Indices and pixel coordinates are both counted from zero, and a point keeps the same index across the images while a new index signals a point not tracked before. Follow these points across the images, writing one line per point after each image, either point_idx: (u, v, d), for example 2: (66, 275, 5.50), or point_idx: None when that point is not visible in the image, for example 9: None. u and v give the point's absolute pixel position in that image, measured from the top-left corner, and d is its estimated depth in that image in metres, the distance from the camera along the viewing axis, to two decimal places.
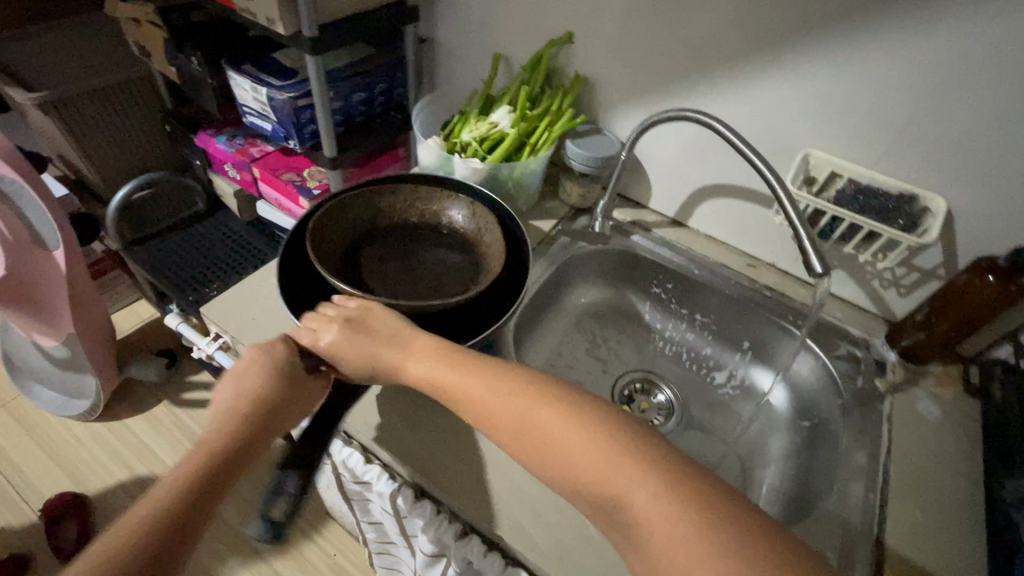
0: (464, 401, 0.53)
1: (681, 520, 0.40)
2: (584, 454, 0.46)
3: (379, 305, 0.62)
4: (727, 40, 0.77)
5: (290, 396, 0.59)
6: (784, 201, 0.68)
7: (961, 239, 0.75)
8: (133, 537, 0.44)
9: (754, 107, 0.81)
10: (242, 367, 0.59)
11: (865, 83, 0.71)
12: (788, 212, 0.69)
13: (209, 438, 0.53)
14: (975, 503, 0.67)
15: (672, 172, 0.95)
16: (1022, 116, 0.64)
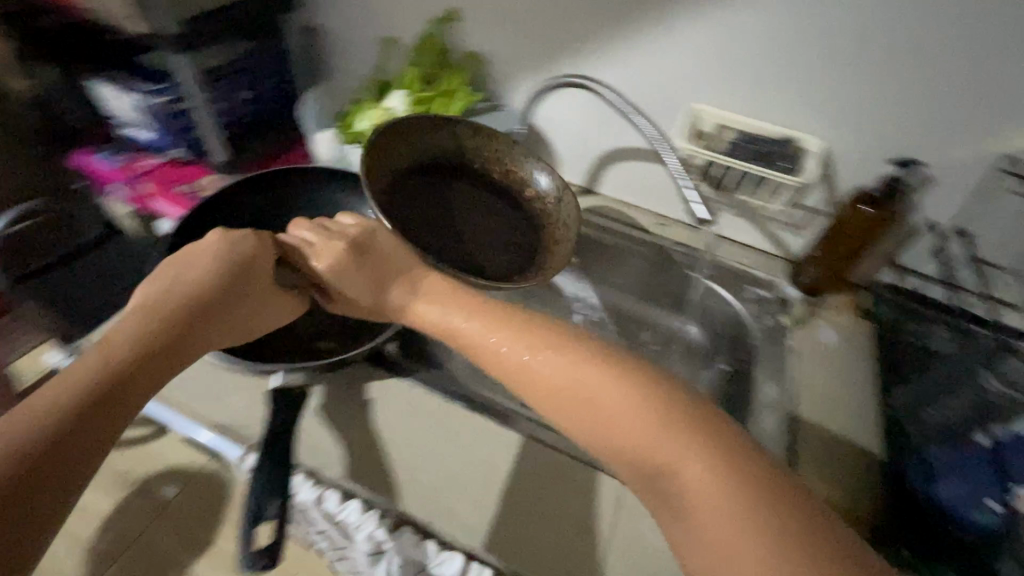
0: (481, 348, 0.49)
1: (732, 500, 0.35)
2: (615, 419, 0.41)
3: (388, 233, 0.59)
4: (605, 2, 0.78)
5: (233, 293, 0.53)
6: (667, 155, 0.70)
7: (839, 173, 0.79)
8: (29, 432, 0.37)
9: (641, 66, 0.83)
10: (194, 258, 0.53)
11: (733, 34, 0.74)
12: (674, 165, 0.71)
13: (132, 331, 0.45)
14: (873, 414, 0.72)
15: (575, 141, 0.96)
16: (870, 52, 0.68)
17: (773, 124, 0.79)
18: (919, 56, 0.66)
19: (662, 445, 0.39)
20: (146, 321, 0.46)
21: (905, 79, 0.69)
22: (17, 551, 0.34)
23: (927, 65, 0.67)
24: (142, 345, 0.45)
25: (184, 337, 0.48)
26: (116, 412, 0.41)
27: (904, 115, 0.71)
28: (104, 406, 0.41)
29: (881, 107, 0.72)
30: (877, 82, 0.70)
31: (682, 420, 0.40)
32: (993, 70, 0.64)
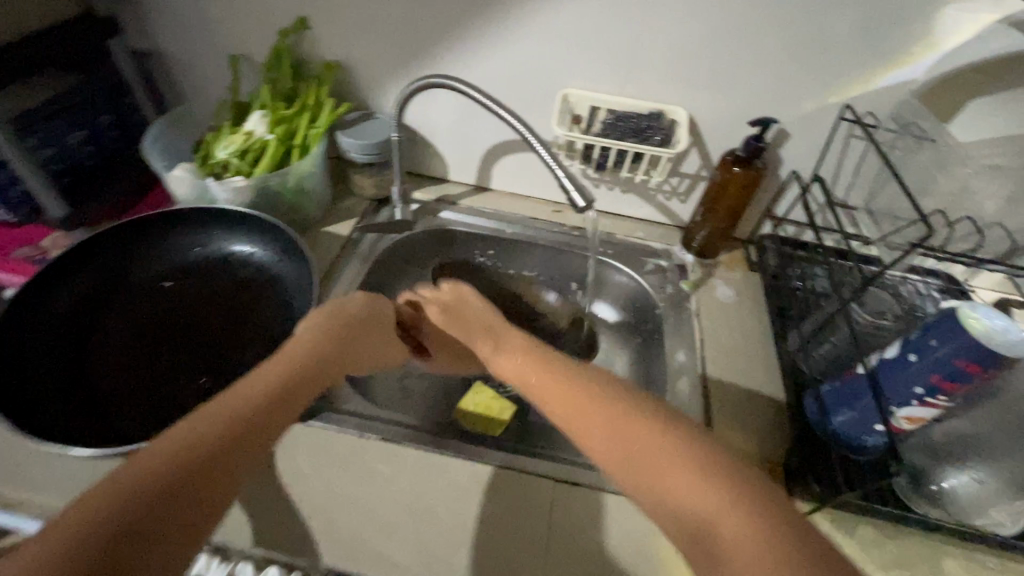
0: (541, 396, 0.52)
1: (753, 537, 0.35)
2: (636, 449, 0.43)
3: (471, 295, 0.74)
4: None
5: (350, 342, 0.59)
6: (538, 145, 0.69)
7: (708, 138, 0.83)
8: (210, 429, 0.39)
9: (506, 56, 0.81)
10: (342, 309, 0.62)
11: (589, 16, 0.75)
12: (545, 156, 0.70)
13: (293, 352, 0.52)
14: (772, 360, 0.77)
15: (458, 141, 0.94)
16: (715, 22, 0.72)
17: (642, 100, 0.81)
18: (756, 18, 0.70)
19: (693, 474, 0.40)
20: (296, 358, 0.51)
21: (748, 41, 0.72)
22: (195, 529, 0.35)
23: (764, 26, 0.70)
24: (283, 373, 0.48)
25: (315, 375, 0.51)
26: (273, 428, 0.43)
27: (753, 75, 0.75)
28: (264, 420, 0.43)
29: (733, 71, 0.75)
30: (725, 47, 0.73)
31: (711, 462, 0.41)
32: (819, 24, 0.68)
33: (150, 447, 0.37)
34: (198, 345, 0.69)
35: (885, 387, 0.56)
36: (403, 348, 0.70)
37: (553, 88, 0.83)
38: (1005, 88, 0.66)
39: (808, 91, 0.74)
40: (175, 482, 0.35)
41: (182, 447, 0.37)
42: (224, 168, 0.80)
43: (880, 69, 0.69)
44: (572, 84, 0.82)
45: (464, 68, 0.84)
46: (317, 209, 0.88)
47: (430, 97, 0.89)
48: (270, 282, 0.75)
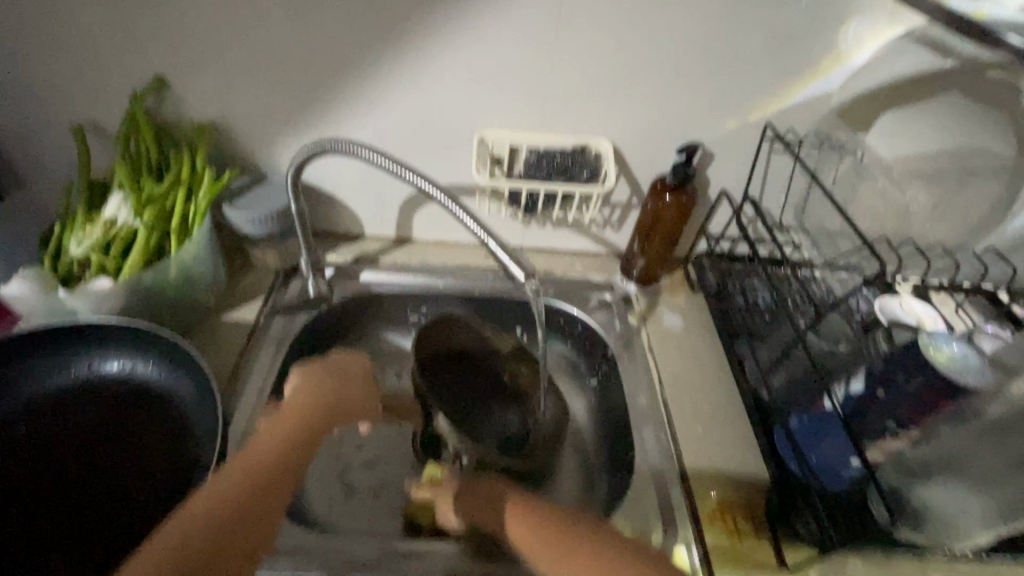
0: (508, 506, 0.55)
1: None
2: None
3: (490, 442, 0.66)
4: (348, 35, 0.68)
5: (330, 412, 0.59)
6: (453, 207, 0.60)
7: (635, 166, 0.79)
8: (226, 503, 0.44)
9: (412, 100, 0.73)
10: (330, 373, 0.64)
11: (494, 53, 0.69)
12: (462, 216, 0.61)
13: (287, 422, 0.55)
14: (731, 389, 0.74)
15: (369, 193, 0.84)
16: (625, 50, 0.68)
17: (563, 133, 0.76)
18: (669, 41, 0.67)
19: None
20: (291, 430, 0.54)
21: (664, 66, 0.69)
22: None
23: (675, 51, 0.68)
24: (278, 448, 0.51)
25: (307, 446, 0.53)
26: (280, 500, 0.47)
27: (673, 99, 0.72)
28: (272, 493, 0.46)
29: (652, 97, 0.72)
30: (642, 73, 0.70)
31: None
32: (730, 44, 0.66)
33: (184, 510, 0.42)
34: (81, 502, 0.56)
35: (854, 421, 0.55)
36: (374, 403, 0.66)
37: (467, 129, 0.76)
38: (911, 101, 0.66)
39: (727, 111, 0.72)
40: (200, 552, 0.40)
41: (212, 507, 0.43)
42: (84, 267, 0.67)
43: (793, 86, 0.69)
44: (488, 123, 0.76)
45: (365, 117, 0.75)
46: (210, 296, 0.74)
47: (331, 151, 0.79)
48: (165, 403, 0.63)
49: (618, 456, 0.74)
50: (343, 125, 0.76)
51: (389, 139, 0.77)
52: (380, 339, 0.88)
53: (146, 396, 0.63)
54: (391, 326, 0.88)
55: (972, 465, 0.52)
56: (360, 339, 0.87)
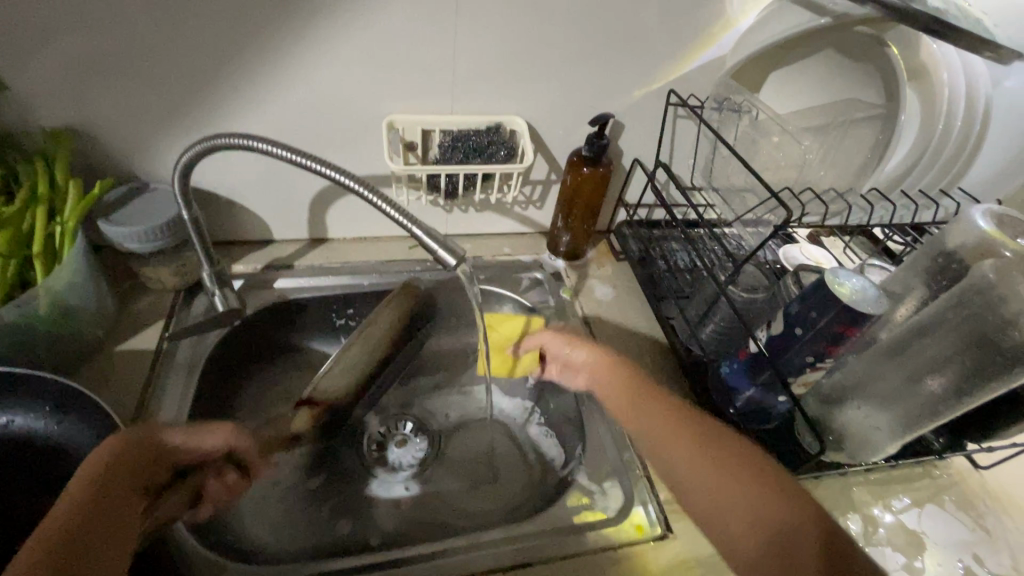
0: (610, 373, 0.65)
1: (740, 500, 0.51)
2: (702, 485, 0.53)
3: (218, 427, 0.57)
4: (222, 16, 0.60)
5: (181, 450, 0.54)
6: (370, 198, 0.56)
7: (550, 141, 0.79)
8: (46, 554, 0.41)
9: (308, 86, 0.68)
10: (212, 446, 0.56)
11: (392, 36, 0.65)
12: (382, 206, 0.56)
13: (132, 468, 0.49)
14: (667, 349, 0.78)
15: (275, 194, 0.78)
16: (529, 26, 0.67)
17: (475, 113, 0.74)
18: (571, 10, 0.67)
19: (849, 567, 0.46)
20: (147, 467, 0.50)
21: (569, 36, 0.69)
22: None
23: (576, 24, 0.68)
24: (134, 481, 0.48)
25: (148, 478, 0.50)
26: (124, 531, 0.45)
27: (580, 74, 0.73)
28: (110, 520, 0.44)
29: (560, 69, 0.72)
30: (548, 46, 0.69)
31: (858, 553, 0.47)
32: (630, 11, 0.67)
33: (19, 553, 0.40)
34: None
35: (778, 362, 0.59)
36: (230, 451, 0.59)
37: (373, 114, 0.72)
38: (794, 59, 0.72)
39: (633, 78, 0.74)
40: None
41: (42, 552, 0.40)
42: None
43: (691, 50, 0.71)
44: (395, 108, 0.72)
45: (258, 106, 0.68)
46: (98, 326, 0.65)
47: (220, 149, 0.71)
48: (51, 454, 0.54)
49: (568, 428, 0.75)
50: (232, 120, 0.69)
51: (288, 129, 0.71)
52: (306, 349, 0.82)
53: (29, 451, 0.54)
54: (317, 334, 0.82)
55: (878, 383, 0.58)
56: (286, 352, 0.81)
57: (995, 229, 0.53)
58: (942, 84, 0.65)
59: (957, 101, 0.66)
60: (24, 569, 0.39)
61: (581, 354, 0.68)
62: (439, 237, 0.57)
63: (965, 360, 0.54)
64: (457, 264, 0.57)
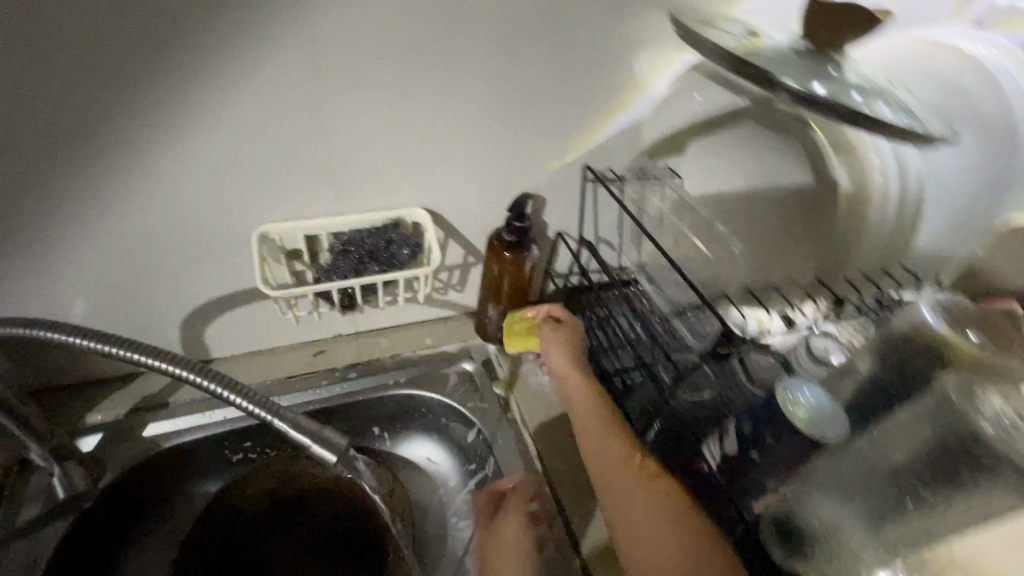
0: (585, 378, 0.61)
1: (657, 530, 0.46)
2: (634, 516, 0.48)
3: None
4: (25, 135, 0.49)
5: None
6: (197, 380, 0.52)
7: (461, 226, 0.70)
8: None
9: (155, 198, 0.57)
10: None
11: (248, 136, 0.55)
12: (213, 386, 0.53)
13: None
14: None
15: (135, 318, 0.65)
16: (417, 111, 0.58)
17: (368, 207, 0.64)
18: (460, 89, 0.58)
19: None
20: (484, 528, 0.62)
21: (465, 117, 0.60)
22: None
23: (470, 105, 0.60)
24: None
25: None
26: None
27: (484, 154, 0.64)
28: None
29: (459, 152, 0.63)
30: (441, 128, 0.60)
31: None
32: (528, 86, 0.60)
33: None
34: None
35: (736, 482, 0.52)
36: None
37: (244, 220, 0.61)
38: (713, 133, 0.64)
39: (544, 153, 0.66)
40: None
41: None
42: None
43: (600, 121, 0.64)
44: (269, 213, 0.61)
45: (94, 226, 0.57)
46: None
47: (55, 278, 0.59)
48: None
49: None
50: (63, 243, 0.57)
51: (140, 246, 0.60)
52: (190, 495, 0.68)
53: None
54: (206, 473, 0.68)
55: None
56: (167, 503, 0.66)
57: (951, 329, 0.48)
58: (871, 166, 0.58)
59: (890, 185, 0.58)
60: None
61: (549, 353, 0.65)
62: (311, 429, 0.53)
63: (924, 451, 0.45)
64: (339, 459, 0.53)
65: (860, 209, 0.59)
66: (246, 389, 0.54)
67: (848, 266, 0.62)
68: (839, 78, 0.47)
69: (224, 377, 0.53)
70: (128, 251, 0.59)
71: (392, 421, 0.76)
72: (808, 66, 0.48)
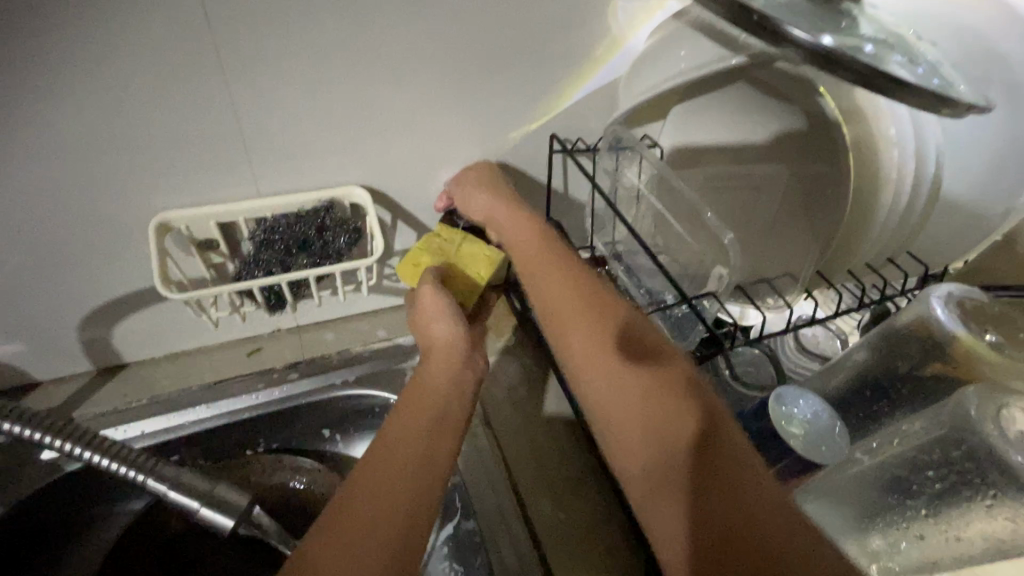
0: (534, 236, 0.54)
1: (630, 393, 0.42)
2: (604, 374, 0.44)
3: (343, 521, 0.37)
4: None
5: (347, 538, 0.37)
6: (62, 448, 0.44)
7: (411, 207, 0.61)
8: (368, 556, 0.36)
9: (14, 183, 0.45)
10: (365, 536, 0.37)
11: (127, 105, 0.44)
12: (81, 453, 0.45)
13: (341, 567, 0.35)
14: (579, 443, 0.61)
15: (18, 327, 0.55)
16: (342, 70, 0.48)
17: (295, 188, 0.54)
18: (394, 44, 0.48)
19: (748, 497, 0.35)
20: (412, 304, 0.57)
21: (406, 77, 0.50)
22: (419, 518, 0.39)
23: (407, 63, 0.49)
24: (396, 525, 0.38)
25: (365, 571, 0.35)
26: (369, 545, 0.37)
27: (429, 123, 0.54)
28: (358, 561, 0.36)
29: (398, 120, 0.53)
30: (377, 92, 0.50)
31: (764, 483, 0.36)
32: (480, 41, 0.50)
33: (331, 531, 0.37)
34: None
35: None
36: (382, 543, 0.37)
37: (136, 205, 0.50)
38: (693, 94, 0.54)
39: (501, 120, 0.56)
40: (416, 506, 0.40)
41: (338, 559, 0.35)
42: None
43: (570, 81, 0.55)
44: (171, 197, 0.51)
45: None
46: None
47: None
48: None
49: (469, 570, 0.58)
50: None
51: (7, 242, 0.49)
52: (113, 516, 0.59)
53: None
54: (129, 492, 0.59)
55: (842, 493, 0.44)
56: (82, 531, 0.58)
57: (967, 331, 0.42)
58: (888, 139, 0.49)
59: (906, 167, 0.50)
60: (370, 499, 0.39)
61: (478, 198, 0.55)
62: (203, 491, 0.49)
63: (935, 480, 0.40)
64: (238, 522, 0.49)
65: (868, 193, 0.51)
66: (121, 453, 0.47)
67: (851, 258, 0.55)
68: (852, 31, 0.39)
69: (85, 435, 0.46)
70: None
71: (345, 422, 0.66)
72: (816, 16, 0.39)
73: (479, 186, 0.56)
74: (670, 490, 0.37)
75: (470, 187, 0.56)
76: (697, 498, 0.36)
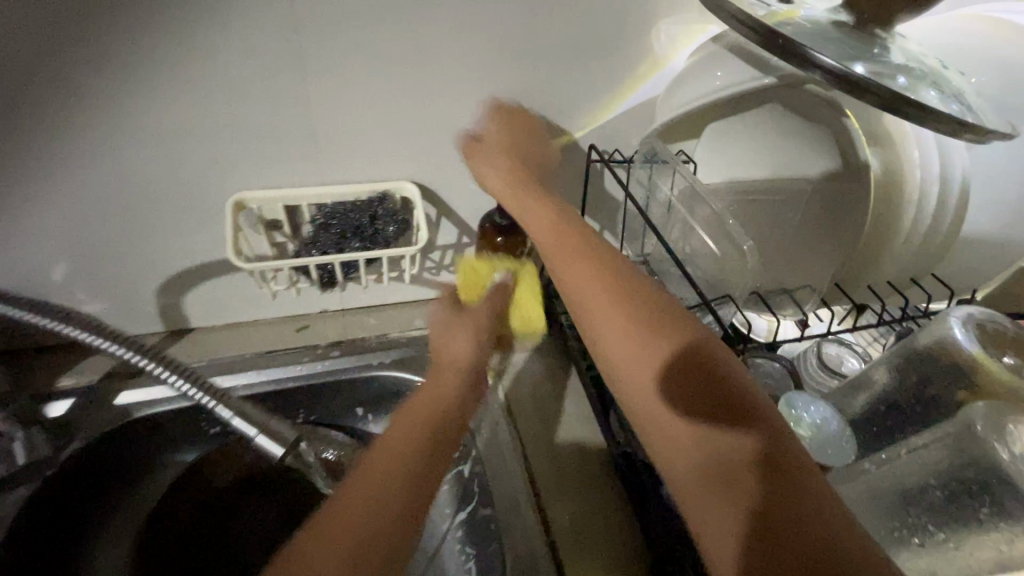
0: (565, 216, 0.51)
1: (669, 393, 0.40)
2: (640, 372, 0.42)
3: (356, 512, 0.39)
4: None
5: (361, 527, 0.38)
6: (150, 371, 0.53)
7: (455, 205, 0.66)
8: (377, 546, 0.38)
9: (124, 159, 0.53)
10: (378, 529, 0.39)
11: (223, 97, 0.51)
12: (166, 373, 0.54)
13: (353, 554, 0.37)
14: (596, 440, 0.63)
15: (108, 286, 0.63)
16: (405, 77, 0.53)
17: (354, 180, 0.60)
18: (453, 55, 0.53)
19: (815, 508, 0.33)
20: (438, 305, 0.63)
21: (461, 85, 0.55)
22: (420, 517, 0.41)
23: (464, 72, 0.54)
24: (397, 519, 0.40)
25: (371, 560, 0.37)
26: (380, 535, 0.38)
27: None
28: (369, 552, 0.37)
29: (451, 124, 0.58)
30: (436, 97, 0.55)
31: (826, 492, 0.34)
32: (532, 55, 0.55)
33: (347, 518, 0.38)
34: None
35: None
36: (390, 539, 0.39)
37: (217, 185, 0.57)
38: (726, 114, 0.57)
39: (545, 130, 0.60)
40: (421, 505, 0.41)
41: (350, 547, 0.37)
42: None
43: (613, 96, 0.59)
44: (249, 180, 0.57)
45: (62, 183, 0.53)
46: None
47: (25, 239, 0.56)
48: None
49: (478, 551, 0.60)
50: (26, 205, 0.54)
51: (110, 208, 0.56)
52: (168, 464, 0.65)
53: None
54: (183, 443, 0.66)
55: None
56: (140, 474, 0.64)
57: (982, 351, 0.43)
58: (910, 160, 0.52)
59: (931, 187, 0.52)
60: (383, 492, 0.40)
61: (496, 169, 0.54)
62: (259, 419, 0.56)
63: (937, 489, 0.40)
64: (286, 452, 0.57)
65: (898, 211, 0.54)
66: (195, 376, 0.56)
67: (872, 275, 0.57)
68: (882, 58, 0.41)
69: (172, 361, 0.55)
70: (96, 212, 0.56)
71: (376, 401, 0.71)
72: (847, 42, 0.42)
73: (501, 150, 0.54)
74: (732, 495, 0.35)
75: (482, 155, 0.55)
76: (763, 502, 0.34)
